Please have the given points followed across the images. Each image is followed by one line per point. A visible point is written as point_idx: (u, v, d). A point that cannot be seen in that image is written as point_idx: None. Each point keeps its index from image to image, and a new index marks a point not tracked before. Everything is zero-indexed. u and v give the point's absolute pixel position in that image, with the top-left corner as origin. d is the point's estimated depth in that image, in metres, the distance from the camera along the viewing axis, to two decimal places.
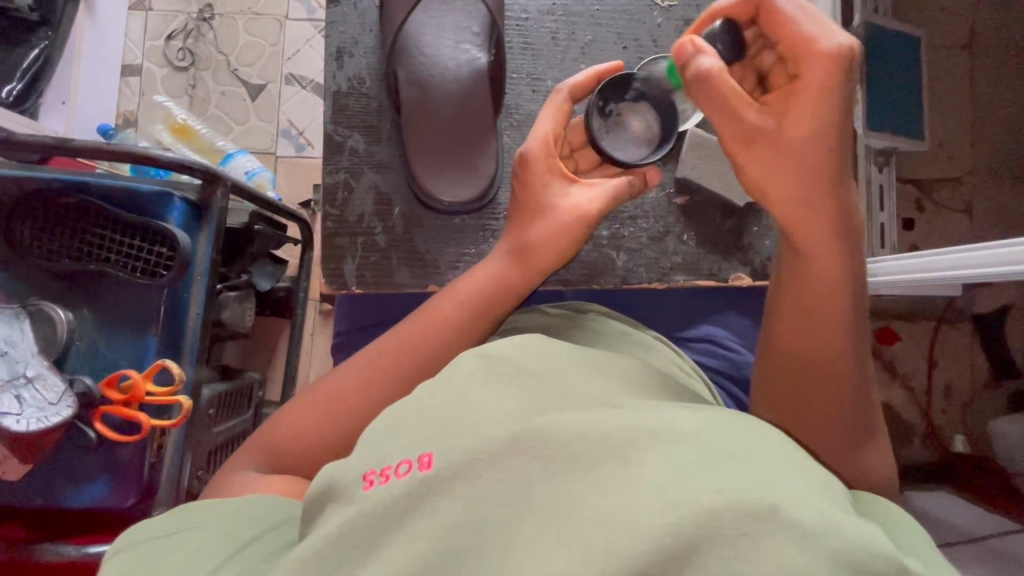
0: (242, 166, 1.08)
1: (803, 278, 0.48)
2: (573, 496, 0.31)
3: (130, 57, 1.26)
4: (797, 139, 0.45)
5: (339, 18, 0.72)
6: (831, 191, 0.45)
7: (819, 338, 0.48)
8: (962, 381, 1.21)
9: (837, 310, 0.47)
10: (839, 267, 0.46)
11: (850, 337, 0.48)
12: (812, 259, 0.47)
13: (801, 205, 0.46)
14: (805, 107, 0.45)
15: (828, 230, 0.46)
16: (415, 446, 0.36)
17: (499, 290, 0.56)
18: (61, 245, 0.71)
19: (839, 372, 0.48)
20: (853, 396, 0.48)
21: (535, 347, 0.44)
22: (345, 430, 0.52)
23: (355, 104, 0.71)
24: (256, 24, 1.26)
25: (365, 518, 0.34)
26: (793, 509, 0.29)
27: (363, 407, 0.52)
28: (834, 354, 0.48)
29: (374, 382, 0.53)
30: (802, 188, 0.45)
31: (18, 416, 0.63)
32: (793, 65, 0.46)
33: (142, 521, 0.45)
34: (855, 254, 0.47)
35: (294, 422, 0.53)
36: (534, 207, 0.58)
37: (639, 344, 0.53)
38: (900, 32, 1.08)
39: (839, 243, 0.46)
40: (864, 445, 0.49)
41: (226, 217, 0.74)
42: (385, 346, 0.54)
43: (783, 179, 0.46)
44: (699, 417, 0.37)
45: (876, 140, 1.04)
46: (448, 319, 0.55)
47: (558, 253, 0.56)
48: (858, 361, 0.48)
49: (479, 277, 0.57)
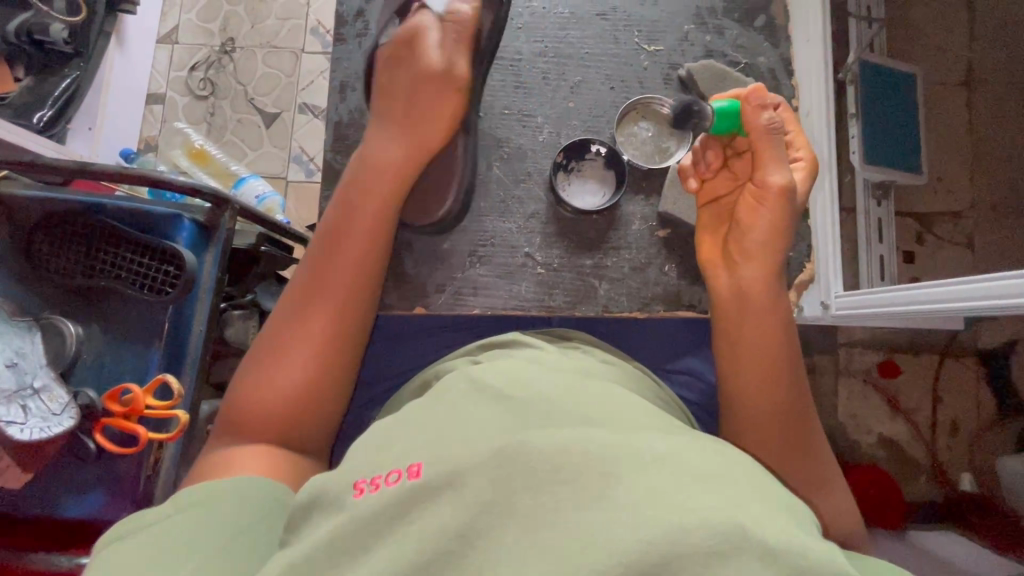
0: (253, 190, 1.13)
1: (749, 343, 0.54)
2: (550, 510, 0.32)
3: (155, 87, 1.33)
4: (772, 192, 0.55)
5: (347, 53, 0.76)
6: (769, 239, 0.55)
7: (762, 384, 0.53)
8: (969, 418, 1.18)
9: (781, 351, 0.53)
10: (779, 306, 0.54)
11: (797, 378, 0.53)
12: (771, 312, 0.54)
13: (751, 251, 0.55)
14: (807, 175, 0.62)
15: (769, 273, 0.55)
16: (406, 459, 0.39)
17: (391, 187, 0.61)
18: (74, 262, 0.75)
19: (794, 411, 0.52)
20: (813, 437, 0.53)
21: (516, 373, 0.47)
22: (296, 368, 0.55)
23: (355, 133, 0.75)
24: (273, 57, 1.33)
25: (355, 522, 0.36)
26: (757, 526, 0.30)
27: (306, 335, 0.56)
28: (786, 392, 0.52)
29: (307, 307, 0.57)
30: (766, 231, 0.55)
31: (22, 424, 0.65)
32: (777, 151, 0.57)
33: (141, 512, 0.46)
34: (784, 299, 0.55)
35: (248, 389, 0.54)
36: (436, 116, 0.63)
37: (623, 370, 0.54)
38: (892, 70, 1.11)
39: (774, 285, 0.55)
40: (823, 483, 0.52)
41: (232, 238, 0.77)
42: (323, 263, 0.58)
43: (755, 232, 0.55)
44: (671, 437, 0.38)
45: (871, 173, 1.05)
46: (371, 239, 0.59)
47: (433, 148, 0.62)
48: (810, 413, 0.53)
49: (371, 168, 0.61)
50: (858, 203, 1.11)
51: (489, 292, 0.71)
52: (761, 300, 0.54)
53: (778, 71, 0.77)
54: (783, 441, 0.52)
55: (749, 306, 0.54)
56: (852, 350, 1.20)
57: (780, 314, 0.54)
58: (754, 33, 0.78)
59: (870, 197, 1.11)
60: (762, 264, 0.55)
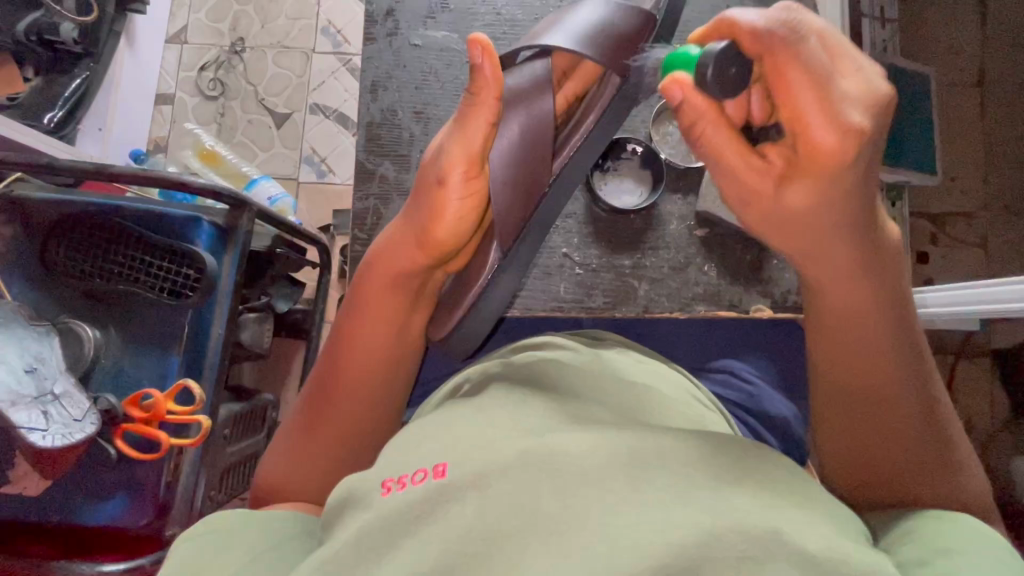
0: (265, 191, 1.11)
1: (856, 342, 0.44)
2: (582, 510, 0.31)
3: (164, 87, 1.32)
4: (797, 207, 0.40)
5: (375, 55, 0.77)
6: (851, 247, 0.42)
7: (865, 369, 0.45)
8: (981, 417, 1.18)
9: (887, 352, 0.44)
10: (865, 295, 0.43)
11: (912, 384, 0.45)
12: (825, 284, 0.44)
13: (811, 258, 0.43)
14: (852, 110, 0.36)
15: (859, 270, 0.43)
16: (433, 457, 0.37)
17: (413, 282, 0.56)
18: (92, 266, 0.73)
19: (903, 407, 0.45)
20: (910, 396, 0.45)
21: (549, 370, 0.46)
22: (330, 448, 0.55)
23: (386, 135, 0.75)
24: (284, 56, 1.32)
25: (381, 523, 0.34)
26: (796, 532, 0.30)
27: (343, 424, 0.55)
28: (901, 392, 0.45)
29: (336, 397, 0.55)
30: (822, 212, 0.40)
31: (44, 431, 0.61)
32: (800, 133, 0.37)
33: (184, 535, 0.45)
34: (897, 336, 0.44)
35: (284, 455, 0.56)
36: (462, 196, 0.53)
37: (661, 371, 0.54)
38: (908, 69, 1.11)
39: (882, 306, 0.44)
40: (948, 465, 0.45)
41: (250, 241, 0.76)
42: (344, 357, 0.55)
43: (792, 241, 0.43)
44: (707, 439, 0.37)
45: (887, 173, 1.06)
46: (398, 326, 0.57)
47: (449, 230, 0.54)
48: (938, 403, 0.46)
49: (389, 260, 0.55)
50: None
51: (528, 295, 0.73)
52: (845, 296, 0.44)
53: None
54: (898, 438, 0.45)
55: (824, 297, 0.44)
56: None
57: (852, 273, 0.43)
58: None
59: (885, 197, 1.11)
60: (836, 264, 0.43)
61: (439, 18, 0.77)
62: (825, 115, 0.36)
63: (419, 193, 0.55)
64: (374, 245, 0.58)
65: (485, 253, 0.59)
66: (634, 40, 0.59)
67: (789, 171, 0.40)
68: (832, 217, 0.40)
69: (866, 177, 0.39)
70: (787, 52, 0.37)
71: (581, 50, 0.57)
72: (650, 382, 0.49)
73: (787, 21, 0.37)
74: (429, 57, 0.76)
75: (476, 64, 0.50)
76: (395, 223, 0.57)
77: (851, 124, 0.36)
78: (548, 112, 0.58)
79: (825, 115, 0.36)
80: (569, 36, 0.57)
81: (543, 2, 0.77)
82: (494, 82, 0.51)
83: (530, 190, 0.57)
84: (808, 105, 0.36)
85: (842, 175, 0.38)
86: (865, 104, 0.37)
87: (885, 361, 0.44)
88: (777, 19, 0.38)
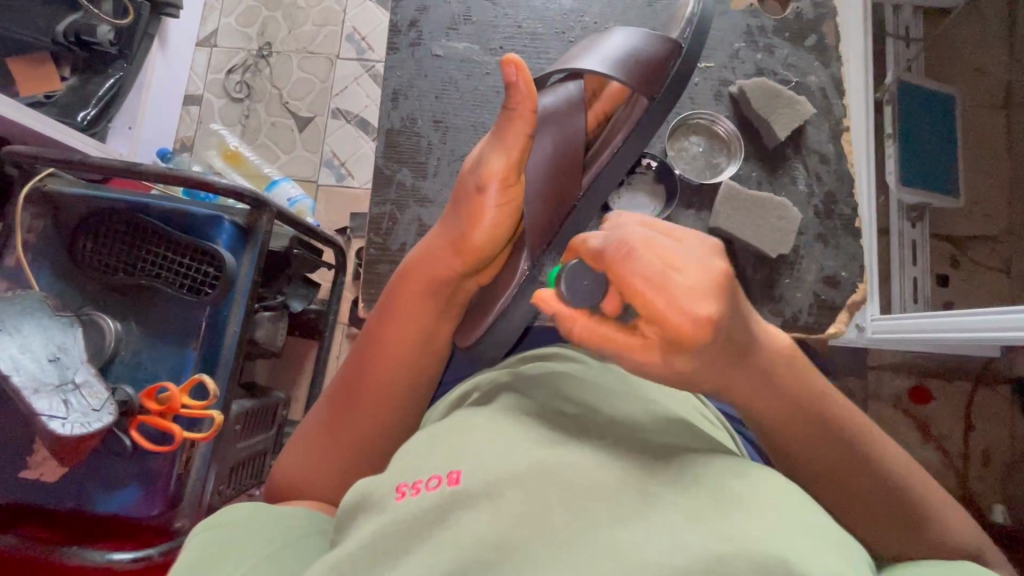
0: (285, 193, 1.14)
1: (799, 448, 0.43)
2: (590, 525, 0.31)
3: (193, 88, 1.36)
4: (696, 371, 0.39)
5: (398, 64, 0.78)
6: (756, 375, 0.41)
7: (808, 466, 0.44)
8: (1002, 447, 1.14)
9: (829, 461, 0.43)
10: (784, 412, 0.42)
11: (871, 477, 0.43)
12: (743, 403, 0.42)
13: (737, 389, 0.41)
14: (699, 299, 0.36)
15: (770, 389, 0.42)
16: (445, 464, 0.37)
17: (445, 292, 0.57)
18: (117, 259, 0.77)
19: (868, 496, 0.43)
20: (868, 484, 0.43)
21: (563, 382, 0.46)
22: (348, 450, 0.55)
23: (406, 142, 0.76)
24: (309, 62, 1.35)
25: (394, 527, 0.35)
26: (803, 559, 0.30)
27: (364, 428, 0.55)
28: (860, 481, 0.43)
29: (361, 400, 0.56)
30: (710, 361, 0.38)
31: (64, 419, 0.63)
32: (655, 325, 0.37)
33: (199, 527, 0.45)
34: (835, 446, 0.43)
35: (301, 453, 0.57)
36: (498, 208, 0.55)
37: (672, 387, 0.53)
38: (932, 90, 1.09)
39: (805, 418, 0.42)
40: (933, 525, 0.44)
41: (268, 242, 0.78)
42: (373, 361, 0.56)
43: (704, 385, 0.41)
44: (715, 460, 0.38)
45: (907, 193, 1.04)
46: (428, 334, 0.57)
47: (484, 241, 0.55)
48: (908, 480, 0.44)
49: (425, 268, 0.56)
50: (892, 224, 1.09)
51: None
52: (763, 415, 0.43)
53: (830, 89, 0.78)
54: (865, 518, 0.44)
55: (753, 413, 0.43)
56: (882, 373, 1.16)
57: (766, 400, 0.42)
58: (805, 52, 0.78)
59: (906, 218, 1.09)
60: (747, 388, 0.41)
61: (462, 30, 0.79)
62: (676, 309, 0.36)
63: (458, 202, 0.56)
64: (410, 252, 0.59)
65: (514, 264, 0.60)
66: (662, 65, 0.59)
67: (663, 345, 0.38)
68: (720, 371, 0.40)
69: (735, 323, 0.38)
70: (626, 262, 0.38)
71: (610, 73, 0.58)
72: (662, 398, 0.49)
73: (618, 238, 0.39)
74: (450, 67, 0.78)
75: (511, 81, 0.52)
76: (432, 232, 0.58)
77: (700, 315, 0.35)
78: (577, 132, 0.60)
79: (676, 309, 0.36)
80: (600, 60, 0.59)
81: (564, 16, 0.78)
82: (527, 95, 0.53)
83: (557, 201, 0.58)
84: (658, 302, 0.36)
85: (716, 333, 0.37)
86: (706, 293, 0.36)
87: (835, 471, 0.43)
88: (608, 237, 0.40)
